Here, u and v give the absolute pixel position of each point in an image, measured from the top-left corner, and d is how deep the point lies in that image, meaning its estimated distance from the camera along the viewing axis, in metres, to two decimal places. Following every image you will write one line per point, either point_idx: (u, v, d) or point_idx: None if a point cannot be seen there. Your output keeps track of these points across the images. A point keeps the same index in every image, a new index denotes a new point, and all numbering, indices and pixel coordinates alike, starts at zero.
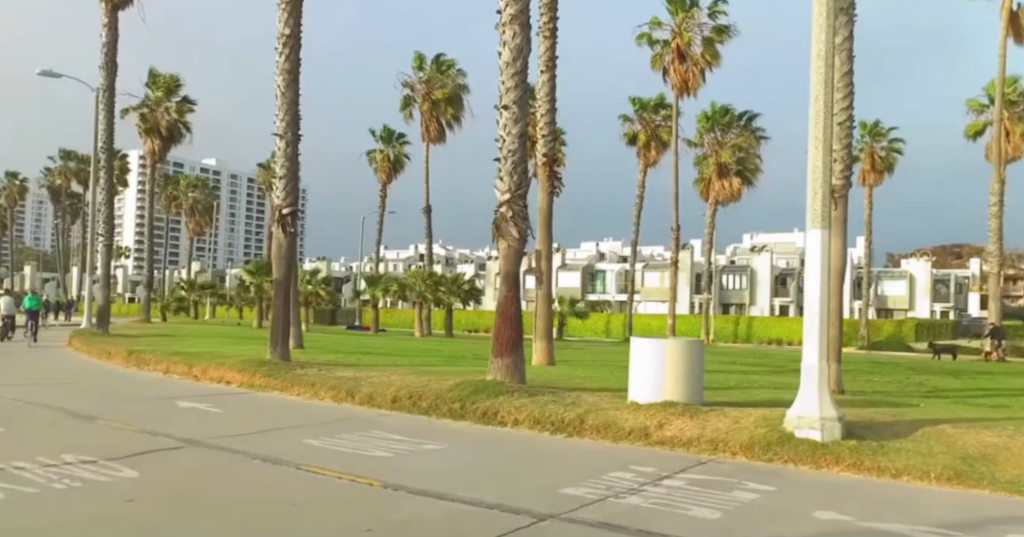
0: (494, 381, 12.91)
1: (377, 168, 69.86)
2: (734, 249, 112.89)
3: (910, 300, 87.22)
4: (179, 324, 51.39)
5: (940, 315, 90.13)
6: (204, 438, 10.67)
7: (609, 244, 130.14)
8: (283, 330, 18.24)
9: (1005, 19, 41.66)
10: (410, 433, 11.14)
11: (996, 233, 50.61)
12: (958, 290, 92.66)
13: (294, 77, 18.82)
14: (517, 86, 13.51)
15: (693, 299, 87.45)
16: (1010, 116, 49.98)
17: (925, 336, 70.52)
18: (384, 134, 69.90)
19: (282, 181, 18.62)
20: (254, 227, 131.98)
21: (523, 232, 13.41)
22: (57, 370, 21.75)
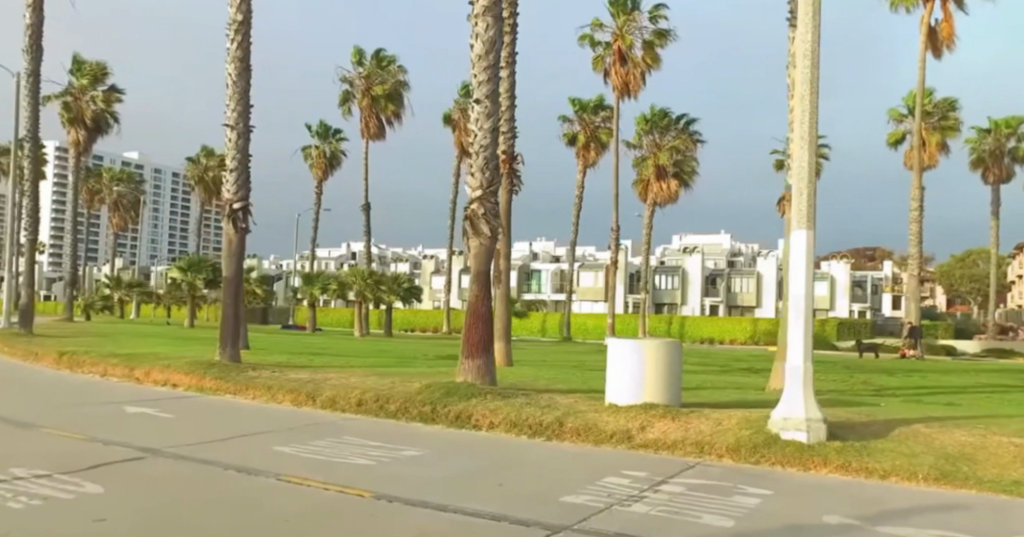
0: (465, 383, 12.56)
1: (312, 164, 68.55)
2: (665, 249, 114.52)
3: (832, 300, 89.77)
4: (105, 324, 49.37)
5: (859, 315, 93.24)
6: (165, 444, 9.94)
7: (542, 244, 130.58)
8: (234, 330, 17.47)
9: (924, 32, 43.10)
10: (383, 438, 10.68)
11: (916, 236, 52.26)
12: (876, 291, 95.79)
13: (246, 66, 18.05)
14: (490, 80, 13.29)
15: (627, 298, 88.29)
16: (927, 127, 51.85)
17: (848, 336, 72.66)
18: (320, 130, 68.61)
19: (233, 173, 17.86)
20: (179, 223, 128.41)
21: (495, 229, 13.16)
22: None
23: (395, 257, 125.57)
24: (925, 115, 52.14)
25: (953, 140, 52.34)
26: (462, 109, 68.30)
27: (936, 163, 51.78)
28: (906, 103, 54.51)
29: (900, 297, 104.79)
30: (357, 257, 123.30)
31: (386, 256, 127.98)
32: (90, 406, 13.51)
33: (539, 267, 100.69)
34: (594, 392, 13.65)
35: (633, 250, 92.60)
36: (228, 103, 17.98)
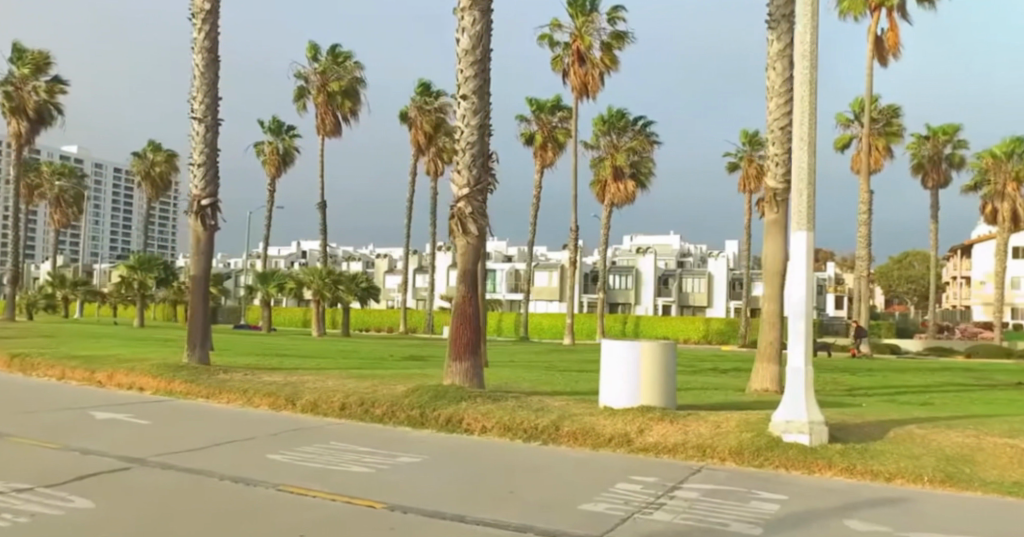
0: (452, 386, 12.29)
1: (265, 161, 67.41)
2: (616, 249, 115.21)
3: None
4: (50, 324, 47.75)
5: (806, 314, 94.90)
6: (146, 451, 9.36)
7: (494, 243, 130.50)
8: (203, 330, 16.84)
9: (872, 40, 43.81)
10: (374, 443, 10.32)
11: (865, 238, 53.12)
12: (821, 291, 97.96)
13: (214, 56, 17.33)
14: (477, 75, 12.99)
15: (582, 298, 88.68)
16: (873, 132, 52.87)
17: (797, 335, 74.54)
18: (273, 126, 67.36)
19: (200, 168, 17.11)
20: (121, 220, 125.30)
21: (483, 228, 12.91)
22: None
23: (346, 256, 124.35)
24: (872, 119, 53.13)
25: (898, 144, 53.47)
26: (417, 108, 67.71)
27: (882, 166, 52.91)
28: (854, 107, 55.53)
29: (844, 298, 107.06)
30: (307, 256, 121.67)
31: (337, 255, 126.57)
32: (55, 411, 12.81)
33: (493, 266, 100.51)
34: (582, 393, 13.41)
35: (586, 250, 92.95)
36: (194, 94, 17.22)
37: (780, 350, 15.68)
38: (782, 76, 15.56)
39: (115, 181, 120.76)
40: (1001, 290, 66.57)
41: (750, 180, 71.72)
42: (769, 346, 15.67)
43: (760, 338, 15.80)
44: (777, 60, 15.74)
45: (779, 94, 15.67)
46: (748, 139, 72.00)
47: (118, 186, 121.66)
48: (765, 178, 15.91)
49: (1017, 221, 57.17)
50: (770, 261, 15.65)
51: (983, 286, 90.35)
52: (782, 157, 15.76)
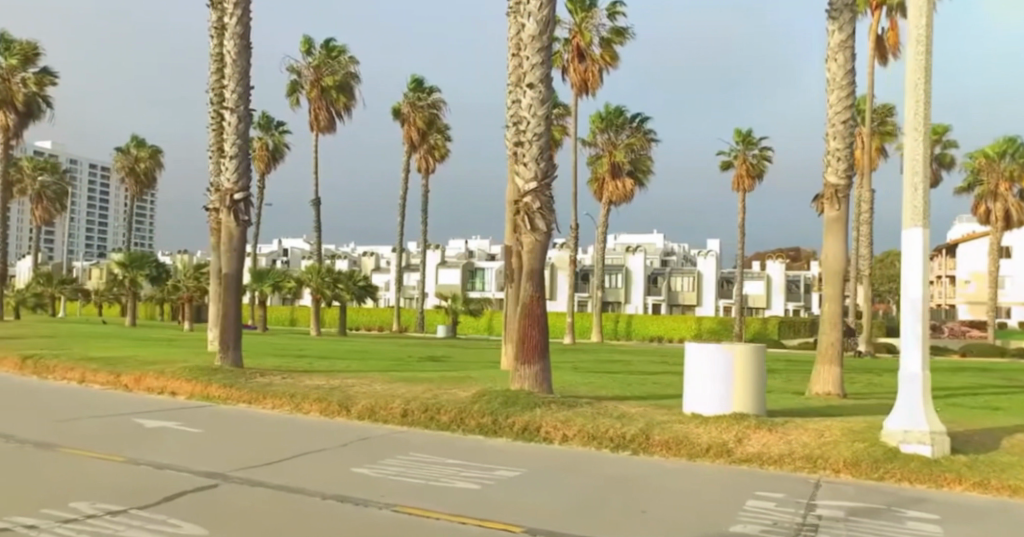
0: (523, 392, 11.68)
1: (255, 157, 66.18)
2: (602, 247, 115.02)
3: (767, 299, 93.80)
4: (40, 324, 46.30)
5: (793, 313, 97.56)
6: (224, 466, 8.55)
7: (478, 241, 130.15)
8: (236, 330, 16.06)
9: (872, 41, 43.07)
10: (458, 455, 9.61)
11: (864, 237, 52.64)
12: (807, 290, 99.73)
13: (246, 43, 16.48)
14: (544, 62, 12.27)
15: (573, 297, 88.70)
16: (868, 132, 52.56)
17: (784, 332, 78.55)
18: (262, 121, 66.17)
19: (232, 160, 16.31)
20: (98, 216, 123.45)
21: (550, 225, 12.27)
22: None
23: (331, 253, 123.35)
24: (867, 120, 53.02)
25: (891, 144, 53.27)
26: (410, 104, 66.78)
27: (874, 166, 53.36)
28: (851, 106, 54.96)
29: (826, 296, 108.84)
30: (290, 253, 120.39)
31: (321, 251, 125.47)
32: (93, 418, 11.99)
33: (482, 265, 99.99)
34: (653, 399, 12.83)
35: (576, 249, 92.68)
36: (227, 83, 16.40)
37: (842, 351, 14.66)
38: (843, 66, 14.53)
39: (92, 176, 118.85)
40: (993, 290, 66.65)
41: (743, 179, 71.37)
42: (830, 349, 14.59)
43: (820, 339, 14.77)
44: (839, 52, 14.65)
45: (841, 85, 14.59)
46: (742, 138, 71.68)
47: (94, 180, 119.69)
48: (826, 173, 14.86)
49: (1010, 222, 56.85)
50: (831, 261, 14.63)
51: (968, 285, 90.48)
52: (843, 151, 14.70)
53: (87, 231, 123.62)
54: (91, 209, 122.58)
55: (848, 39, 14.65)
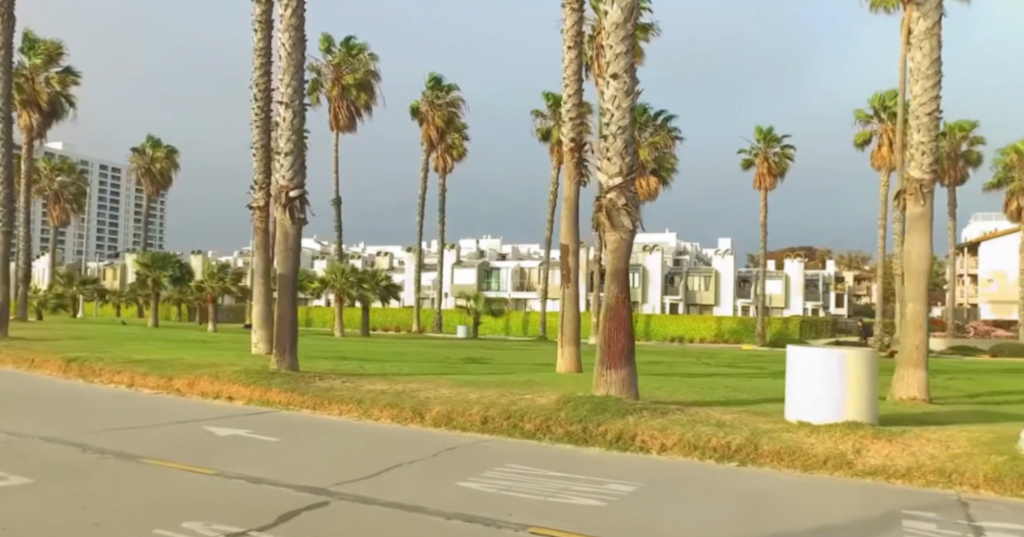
0: (611, 398, 11.10)
1: None
2: None
3: (786, 298, 92.99)
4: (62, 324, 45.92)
5: (811, 313, 96.87)
6: (324, 481, 8.00)
7: (489, 240, 129.80)
8: (292, 335, 15.56)
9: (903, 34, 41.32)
10: (560, 468, 9.01)
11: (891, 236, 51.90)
12: (825, 289, 99.09)
13: (301, 36, 15.91)
14: (628, 51, 11.57)
15: None
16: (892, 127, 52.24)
17: (807, 332, 77.81)
18: None
19: (287, 156, 15.74)
20: (108, 217, 123.49)
21: (636, 222, 11.63)
22: None
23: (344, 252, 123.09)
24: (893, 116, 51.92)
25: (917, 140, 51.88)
26: (427, 102, 66.20)
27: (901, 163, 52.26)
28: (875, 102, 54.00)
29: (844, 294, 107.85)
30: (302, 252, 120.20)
31: (334, 250, 125.27)
32: (158, 425, 11.47)
33: (497, 265, 99.51)
34: (740, 404, 12.24)
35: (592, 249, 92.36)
36: (281, 76, 15.82)
37: (928, 353, 13.80)
38: (926, 54, 13.85)
39: (103, 176, 118.93)
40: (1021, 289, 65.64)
41: (764, 177, 70.32)
42: (915, 352, 13.75)
43: (903, 343, 13.91)
44: (924, 40, 13.96)
45: (925, 76, 13.90)
46: (763, 135, 70.89)
47: (105, 181, 119.59)
48: (909, 169, 14.12)
49: None
50: (915, 260, 13.74)
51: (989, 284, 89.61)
52: (928, 144, 13.95)
53: (99, 231, 123.80)
54: (101, 211, 122.63)
55: (934, 27, 13.93)
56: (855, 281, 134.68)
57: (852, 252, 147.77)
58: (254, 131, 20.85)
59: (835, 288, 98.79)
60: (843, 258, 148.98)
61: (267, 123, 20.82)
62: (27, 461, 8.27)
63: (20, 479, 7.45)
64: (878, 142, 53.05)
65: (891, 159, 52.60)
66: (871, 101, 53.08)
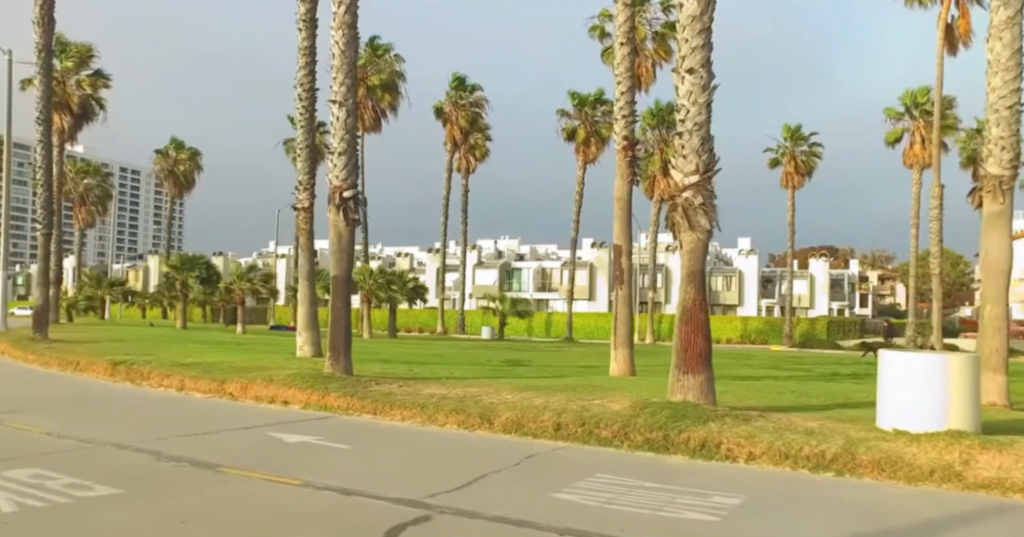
0: (689, 403, 10.73)
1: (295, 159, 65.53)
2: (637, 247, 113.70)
3: (811, 298, 91.94)
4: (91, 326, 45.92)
5: (836, 313, 95.71)
6: (418, 496, 7.66)
7: (507, 241, 129.49)
8: (346, 336, 15.28)
9: (941, 29, 40.30)
10: (652, 479, 8.65)
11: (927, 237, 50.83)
12: (851, 288, 97.87)
13: (355, 33, 15.63)
14: (705, 44, 11.13)
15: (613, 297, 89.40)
16: (926, 124, 51.09)
17: (835, 333, 76.87)
18: None
19: (341, 156, 15.45)
20: (128, 219, 124.08)
21: (713, 222, 11.20)
22: (19, 381, 17.42)
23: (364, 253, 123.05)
24: (927, 113, 50.76)
25: (952, 138, 50.56)
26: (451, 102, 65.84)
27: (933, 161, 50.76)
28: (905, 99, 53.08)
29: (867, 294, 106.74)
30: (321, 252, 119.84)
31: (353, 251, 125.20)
32: (225, 430, 11.24)
33: (519, 265, 99.07)
34: (818, 409, 11.82)
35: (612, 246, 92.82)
36: (334, 75, 15.56)
37: (1008, 358, 13.31)
38: (1008, 46, 13.39)
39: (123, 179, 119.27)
40: None
41: (792, 176, 69.67)
42: (994, 356, 13.29)
43: (982, 346, 13.42)
44: (1005, 30, 13.48)
45: (1006, 69, 13.44)
46: (790, 134, 70.03)
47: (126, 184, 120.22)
48: (987, 165, 13.64)
49: None
50: (994, 260, 13.30)
51: None
52: (1008, 139, 13.52)
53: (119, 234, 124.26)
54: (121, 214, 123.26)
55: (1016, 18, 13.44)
56: (879, 280, 133.03)
57: (875, 252, 146.22)
58: (299, 131, 20.62)
59: (861, 288, 97.63)
60: (865, 257, 147.29)
61: (312, 123, 20.56)
62: (107, 470, 8.10)
63: (107, 490, 7.29)
64: (909, 140, 51.68)
65: (924, 157, 51.15)
66: (902, 98, 51.80)
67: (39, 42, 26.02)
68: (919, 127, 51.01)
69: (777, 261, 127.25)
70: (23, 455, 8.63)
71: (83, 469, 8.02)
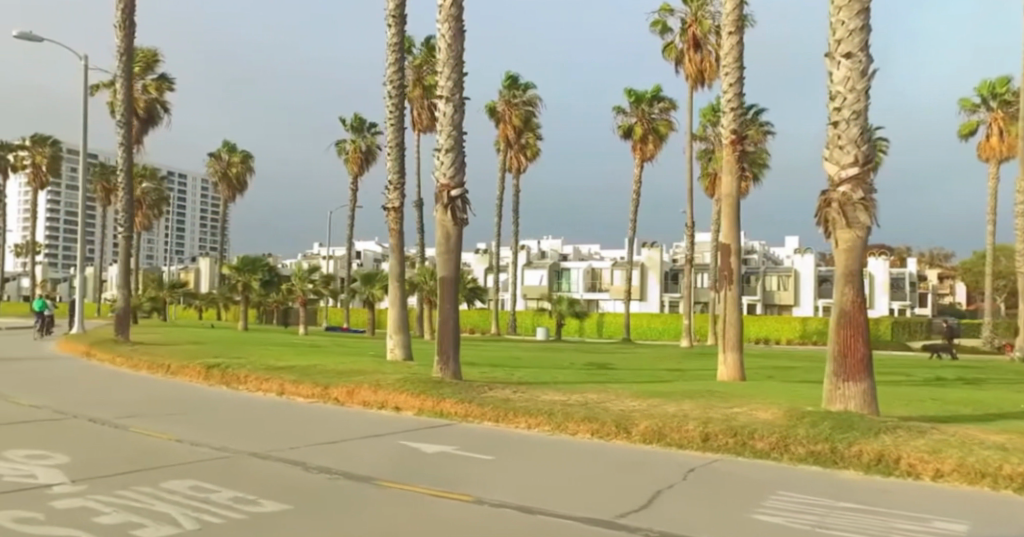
0: (854, 414, 9.97)
1: (347, 160, 64.92)
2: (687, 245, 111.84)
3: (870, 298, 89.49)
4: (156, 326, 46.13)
5: (896, 313, 92.88)
6: (610, 519, 7.09)
7: (551, 241, 128.57)
8: (454, 340, 14.77)
9: None
10: (843, 498, 7.98)
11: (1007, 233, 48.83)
12: (912, 288, 95.05)
13: (461, 26, 15.09)
14: (864, 26, 10.25)
15: (664, 297, 88.20)
16: (1004, 116, 49.16)
17: (899, 333, 74.53)
18: (354, 123, 64.99)
19: (448, 153, 14.94)
20: (176, 222, 125.71)
21: (872, 220, 10.38)
22: (116, 383, 17.18)
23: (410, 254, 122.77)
24: (1005, 104, 48.84)
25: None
26: (505, 101, 65.08)
27: (1012, 155, 49.02)
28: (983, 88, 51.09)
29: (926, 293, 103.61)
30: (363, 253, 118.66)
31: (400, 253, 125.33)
32: (355, 438, 10.75)
33: (568, 265, 98.11)
34: (981, 420, 10.97)
35: (664, 246, 91.37)
36: (439, 70, 15.01)
37: None
38: None
39: (171, 182, 120.32)
40: None
41: None
42: None
43: None
44: None
45: None
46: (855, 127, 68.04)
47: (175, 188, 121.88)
48: None
49: None
50: None
51: None
52: None
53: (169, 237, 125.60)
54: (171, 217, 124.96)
55: None
56: (938, 279, 129.21)
57: (933, 250, 142.22)
58: (388, 129, 20.15)
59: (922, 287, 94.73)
60: (922, 255, 143.50)
61: (402, 121, 20.11)
62: (264, 482, 7.71)
63: (277, 506, 6.90)
64: (985, 132, 49.93)
65: (1001, 150, 49.50)
66: (979, 89, 49.80)
67: (121, 46, 26.01)
68: (998, 118, 49.02)
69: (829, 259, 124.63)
70: (172, 463, 8.31)
71: (240, 482, 7.64)
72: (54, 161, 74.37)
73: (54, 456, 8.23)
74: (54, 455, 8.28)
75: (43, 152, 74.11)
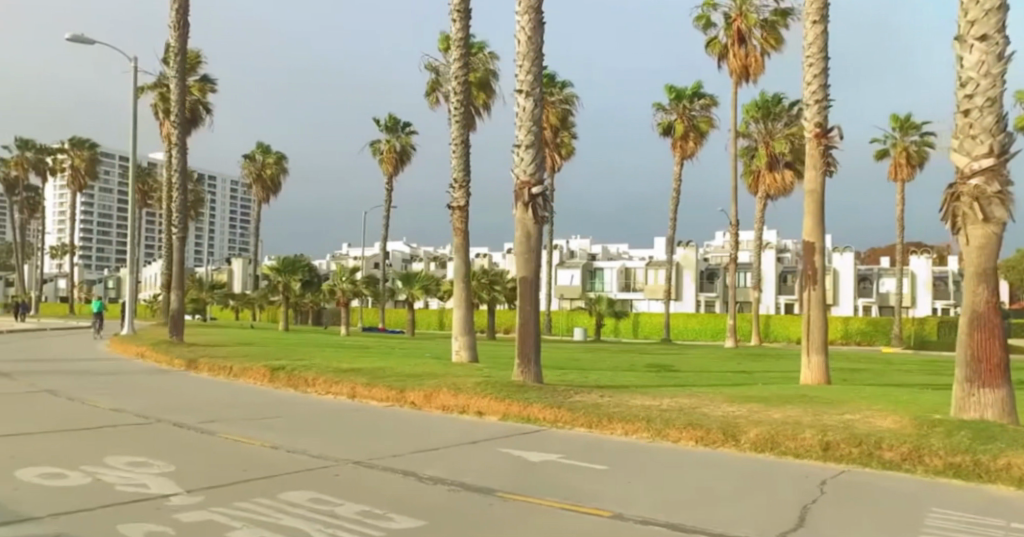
0: (994, 424, 9.28)
1: (382, 160, 64.52)
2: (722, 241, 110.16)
3: (912, 297, 87.39)
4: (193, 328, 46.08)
5: (941, 314, 89.33)
6: None
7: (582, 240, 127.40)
8: (535, 342, 14.24)
9: None
10: (1007, 516, 7.35)
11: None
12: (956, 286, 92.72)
13: (541, 19, 14.57)
14: (999, 6, 9.58)
15: (699, 296, 86.99)
16: None
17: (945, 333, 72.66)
18: (389, 123, 64.60)
19: (528, 150, 14.39)
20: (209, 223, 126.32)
21: (1006, 215, 9.70)
22: (183, 384, 16.90)
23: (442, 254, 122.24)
24: None
25: None
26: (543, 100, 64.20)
27: None
28: None
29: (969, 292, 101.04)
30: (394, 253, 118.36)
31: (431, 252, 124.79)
32: (454, 444, 10.23)
33: (601, 265, 97.09)
34: None
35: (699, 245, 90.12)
36: (519, 63, 14.46)
37: None
38: None
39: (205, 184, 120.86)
40: None
41: (901, 168, 59.26)
42: None
43: None
44: None
45: None
46: (900, 123, 66.44)
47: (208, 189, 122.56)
48: None
49: None
50: None
51: None
52: None
53: (202, 238, 126.28)
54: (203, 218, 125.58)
55: None
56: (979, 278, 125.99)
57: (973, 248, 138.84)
58: (453, 127, 19.73)
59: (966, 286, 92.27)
60: None
61: (468, 118, 19.65)
62: (386, 493, 7.22)
63: (411, 521, 6.40)
64: None
65: None
66: None
67: (175, 46, 25.80)
68: None
69: (867, 258, 122.29)
70: (280, 472, 7.83)
71: (362, 493, 7.17)
72: (92, 164, 74.62)
73: (158, 464, 7.81)
74: (158, 464, 7.86)
75: (82, 155, 74.34)
